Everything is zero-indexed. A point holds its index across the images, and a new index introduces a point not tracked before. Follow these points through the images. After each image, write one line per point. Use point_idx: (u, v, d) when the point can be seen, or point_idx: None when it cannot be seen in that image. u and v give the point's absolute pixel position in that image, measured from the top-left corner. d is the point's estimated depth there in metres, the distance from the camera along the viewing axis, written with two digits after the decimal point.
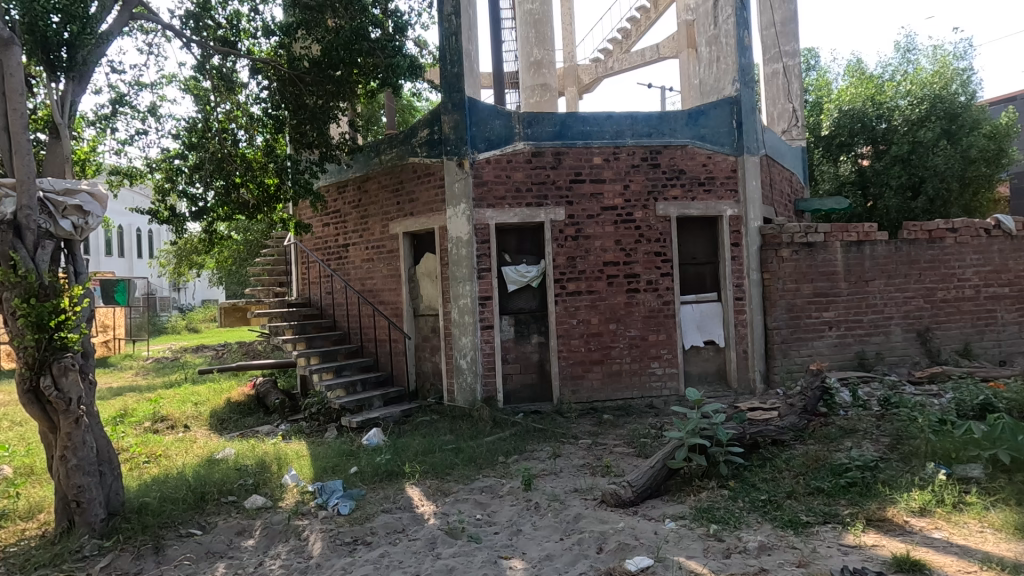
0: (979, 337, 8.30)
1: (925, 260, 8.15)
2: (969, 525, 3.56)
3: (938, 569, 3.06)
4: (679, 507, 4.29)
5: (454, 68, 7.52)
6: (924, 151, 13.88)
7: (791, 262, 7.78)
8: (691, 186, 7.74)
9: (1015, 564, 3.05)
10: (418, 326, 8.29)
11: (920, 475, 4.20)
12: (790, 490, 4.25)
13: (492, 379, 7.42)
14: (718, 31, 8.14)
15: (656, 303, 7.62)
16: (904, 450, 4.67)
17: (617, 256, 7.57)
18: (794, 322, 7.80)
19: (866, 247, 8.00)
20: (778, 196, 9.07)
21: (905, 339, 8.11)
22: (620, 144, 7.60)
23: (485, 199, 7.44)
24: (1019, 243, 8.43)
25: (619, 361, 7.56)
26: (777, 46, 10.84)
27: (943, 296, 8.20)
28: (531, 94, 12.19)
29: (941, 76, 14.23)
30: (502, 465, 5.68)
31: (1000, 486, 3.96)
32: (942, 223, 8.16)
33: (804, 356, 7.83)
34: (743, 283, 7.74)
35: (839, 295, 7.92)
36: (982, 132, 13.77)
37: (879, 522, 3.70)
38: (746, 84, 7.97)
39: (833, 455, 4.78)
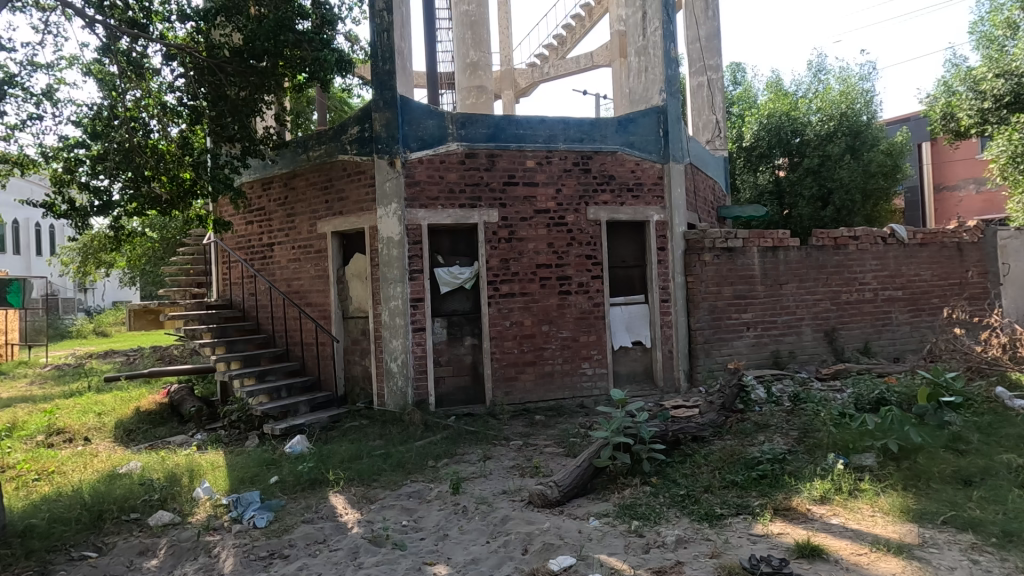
0: (877, 336, 9.04)
1: (832, 265, 8.79)
2: (862, 510, 3.83)
3: (835, 553, 3.28)
4: (604, 505, 4.38)
5: (386, 65, 7.36)
6: (832, 164, 15.04)
7: (713, 266, 8.18)
8: (620, 191, 7.96)
9: (900, 544, 3.30)
10: (347, 328, 8.04)
11: (822, 466, 4.51)
12: (707, 484, 4.44)
13: (423, 382, 7.30)
14: (646, 42, 8.44)
15: (587, 305, 7.78)
16: (809, 442, 5.00)
17: (549, 259, 7.67)
18: (715, 323, 8.20)
19: (780, 252, 8.52)
20: (701, 203, 9.50)
21: (814, 339, 8.70)
22: (552, 148, 7.71)
23: (417, 199, 7.32)
24: (911, 251, 9.26)
25: (551, 362, 7.65)
26: (702, 60, 11.37)
27: (847, 298, 8.87)
28: (466, 95, 12.16)
29: (848, 95, 15.38)
30: (431, 469, 5.60)
31: (890, 472, 4.29)
32: (846, 231, 8.84)
33: (724, 355, 8.24)
34: (669, 285, 8.04)
35: (756, 297, 8.39)
36: (881, 148, 15.02)
37: (785, 511, 3.93)
38: (672, 95, 8.31)
39: (748, 449, 5.04)
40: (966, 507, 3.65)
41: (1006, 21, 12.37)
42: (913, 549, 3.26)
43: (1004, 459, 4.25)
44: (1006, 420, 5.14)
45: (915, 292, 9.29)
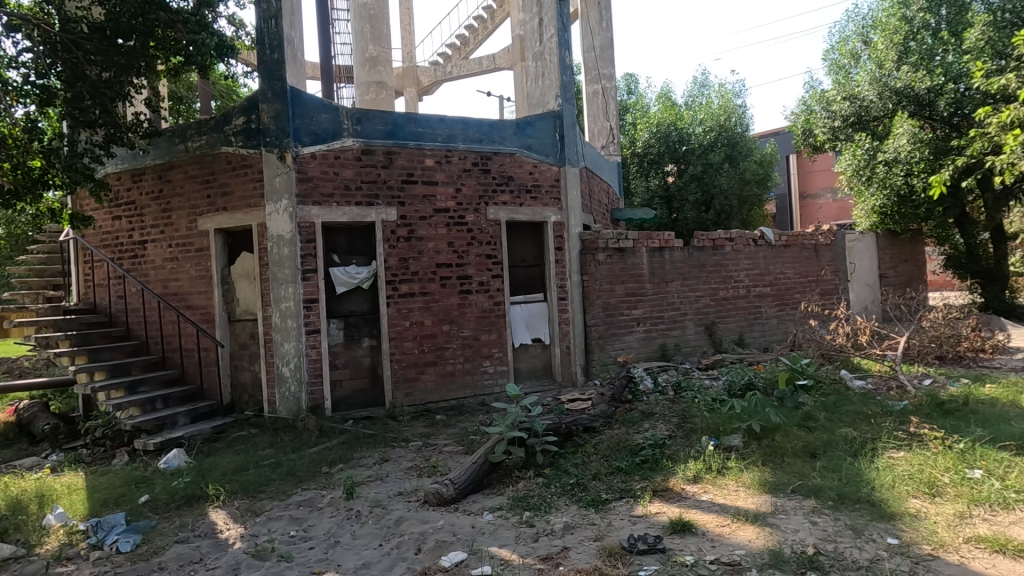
0: (750, 328, 9.98)
1: (711, 264, 9.59)
2: (728, 486, 4.23)
3: (702, 527, 3.60)
4: (498, 499, 4.48)
5: (273, 54, 6.96)
6: (713, 172, 16.37)
7: (607, 265, 8.60)
8: (519, 192, 8.13)
9: (757, 514, 3.69)
10: (233, 332, 7.51)
11: (695, 448, 4.91)
12: (595, 472, 4.68)
13: (319, 387, 7.01)
14: (543, 48, 8.70)
15: (488, 304, 7.86)
16: (686, 427, 5.44)
17: (450, 258, 7.67)
18: (609, 319, 8.63)
19: (666, 253, 9.15)
20: (596, 205, 9.97)
21: (697, 332, 9.44)
22: (452, 148, 7.72)
23: (310, 196, 7.01)
24: (777, 251, 10.32)
25: (453, 361, 7.66)
26: (597, 69, 11.93)
27: (724, 294, 9.71)
28: (366, 90, 11.78)
29: (726, 109, 16.81)
30: (325, 476, 5.40)
31: (753, 450, 4.76)
32: (723, 234, 9.67)
33: (617, 349, 8.70)
34: (566, 284, 8.34)
35: (645, 295, 8.95)
36: (754, 159, 16.61)
37: (663, 492, 4.24)
38: (567, 101, 8.64)
39: (633, 436, 5.38)
40: (810, 476, 4.15)
41: (850, 51, 14.26)
42: (766, 517, 3.65)
43: (843, 433, 4.85)
44: (847, 399, 5.89)
45: (780, 288, 10.36)
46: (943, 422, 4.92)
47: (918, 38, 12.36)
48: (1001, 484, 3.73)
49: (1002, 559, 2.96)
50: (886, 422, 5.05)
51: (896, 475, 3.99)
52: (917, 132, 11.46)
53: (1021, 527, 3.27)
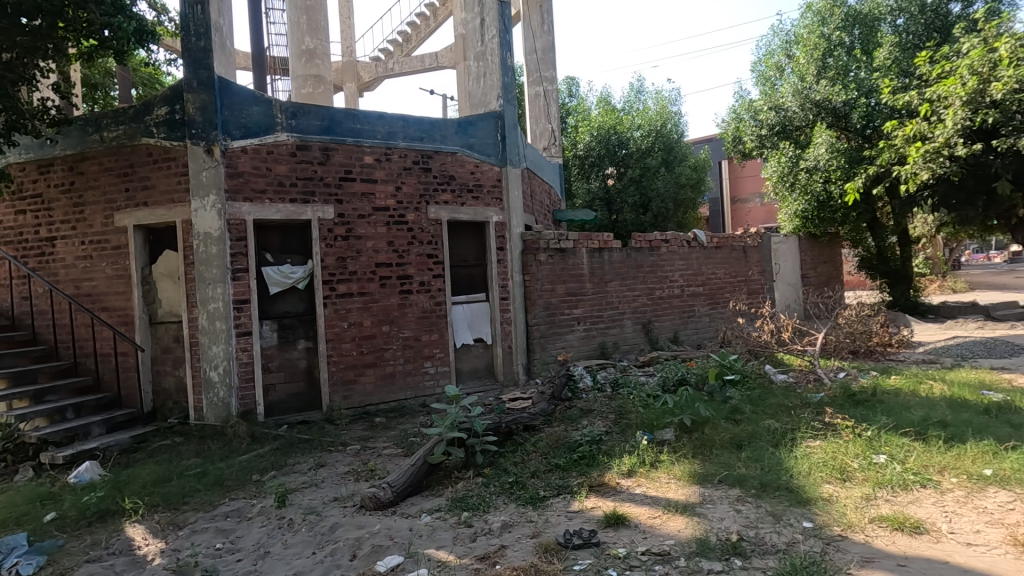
0: (684, 326, 10.38)
1: (647, 265, 9.90)
2: (661, 479, 4.38)
3: (635, 519, 3.72)
4: (437, 501, 4.45)
5: (200, 41, 6.59)
6: (650, 175, 16.92)
7: (548, 266, 8.70)
8: (461, 192, 8.09)
9: (686, 504, 3.84)
10: (155, 335, 7.06)
11: (630, 443, 5.06)
12: (534, 470, 4.73)
13: (250, 391, 6.70)
14: (484, 48, 8.71)
15: (429, 304, 7.78)
16: (623, 423, 5.60)
17: (390, 258, 7.53)
18: (550, 318, 8.74)
19: (605, 253, 9.36)
20: (538, 205, 10.08)
21: (634, 330, 9.71)
22: (391, 145, 7.58)
23: (240, 192, 6.70)
24: (709, 253, 10.80)
25: (393, 362, 7.52)
26: (539, 71, 12.07)
27: (660, 294, 10.05)
28: (302, 84, 11.39)
29: (662, 114, 17.43)
30: (256, 484, 5.17)
31: (684, 443, 4.95)
32: (659, 235, 10.00)
33: (558, 348, 8.82)
34: (508, 284, 8.37)
35: (585, 294, 9.12)
36: (688, 164, 17.31)
37: (599, 486, 4.34)
38: (509, 101, 8.68)
39: (571, 433, 5.48)
40: (736, 466, 4.37)
41: (775, 64, 15.09)
42: (694, 507, 3.81)
43: (766, 425, 5.13)
44: (770, 392, 6.24)
45: (712, 288, 10.84)
46: (853, 411, 5.30)
47: (834, 55, 13.22)
48: (902, 467, 4.06)
49: (901, 536, 3.22)
50: (804, 413, 5.39)
51: (813, 463, 4.26)
52: (834, 142, 12.46)
53: (917, 506, 3.57)
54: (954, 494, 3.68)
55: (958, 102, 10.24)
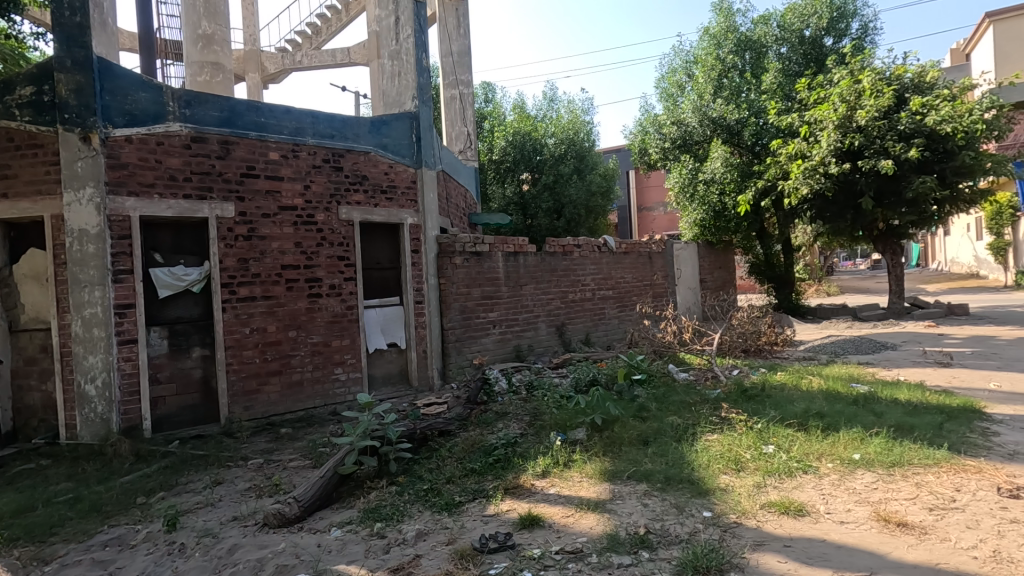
0: (595, 328, 10.75)
1: (561, 269, 10.15)
2: (573, 478, 4.49)
3: (549, 519, 3.78)
4: (348, 513, 4.28)
5: (74, 16, 5.92)
6: (563, 182, 17.40)
7: (463, 269, 8.66)
8: (374, 193, 7.85)
9: (597, 502, 3.97)
10: (17, 345, 6.21)
11: (544, 444, 5.15)
12: (449, 475, 4.68)
13: (134, 406, 6.07)
14: (399, 47, 8.53)
15: (339, 308, 7.46)
16: (537, 425, 5.70)
17: (297, 259, 7.14)
18: (465, 322, 8.69)
19: (520, 257, 9.48)
20: (453, 208, 10.02)
21: (548, 333, 9.90)
22: (299, 141, 7.22)
23: (124, 185, 6.08)
24: (618, 258, 11.30)
25: (300, 370, 7.13)
26: (455, 74, 12.04)
27: (572, 297, 10.35)
28: (198, 71, 10.55)
29: (575, 123, 17.99)
30: (141, 507, 4.69)
31: (595, 442, 5.11)
32: (571, 241, 10.31)
33: (473, 352, 8.80)
34: (423, 287, 8.23)
35: (500, 298, 9.17)
36: (598, 172, 18.01)
37: (513, 489, 4.37)
38: (424, 103, 8.56)
39: (487, 436, 5.49)
40: (643, 462, 4.57)
41: (676, 81, 16.01)
42: (605, 503, 3.94)
43: (670, 421, 5.43)
44: (673, 390, 6.62)
45: (621, 291, 11.33)
46: (746, 406, 5.73)
47: (728, 76, 14.31)
48: (787, 456, 4.46)
49: (786, 519, 3.52)
50: (703, 408, 5.76)
51: (711, 456, 4.55)
52: (728, 157, 13.54)
53: (800, 490, 3.92)
54: (830, 478, 4.09)
55: (831, 125, 11.55)
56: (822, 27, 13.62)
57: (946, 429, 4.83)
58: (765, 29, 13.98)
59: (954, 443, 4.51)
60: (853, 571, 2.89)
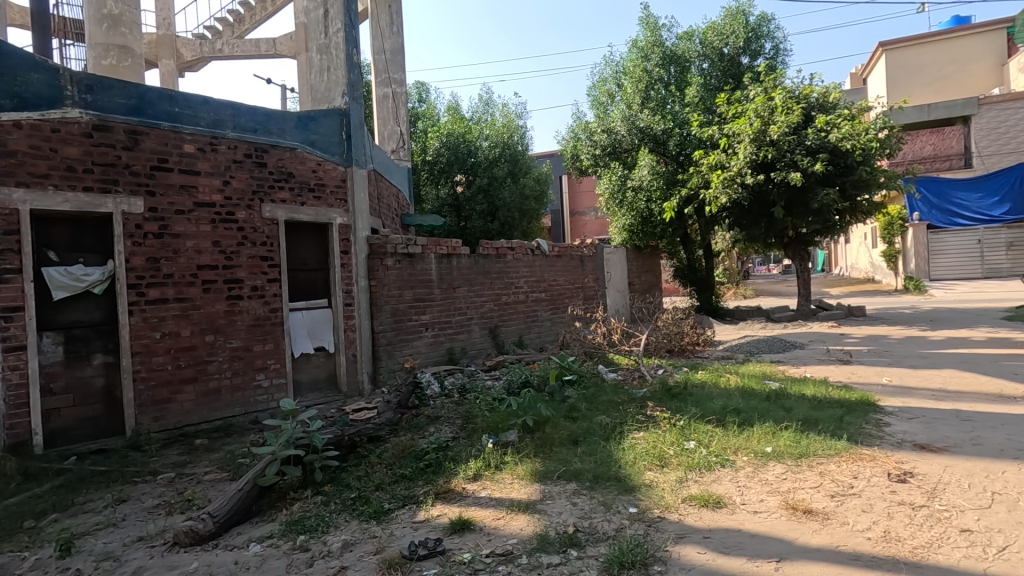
0: (528, 330, 10.85)
1: (494, 271, 10.17)
2: (504, 480, 4.51)
3: (480, 523, 3.77)
4: (268, 527, 4.07)
5: None
6: (497, 185, 17.47)
7: (395, 270, 8.47)
8: (300, 190, 7.53)
9: (528, 502, 4.00)
10: None
11: (476, 447, 5.14)
12: (378, 482, 4.56)
13: (23, 419, 5.48)
14: (328, 41, 8.26)
15: (262, 310, 7.09)
16: (469, 429, 5.68)
17: (215, 259, 6.73)
18: (397, 325, 8.50)
19: (454, 259, 9.41)
20: (385, 209, 9.79)
21: (481, 335, 9.89)
22: (218, 134, 6.81)
23: (12, 175, 5.49)
24: (550, 261, 11.48)
25: (218, 377, 6.70)
26: (387, 72, 11.80)
27: (506, 299, 10.39)
28: (103, 53, 9.68)
29: (509, 127, 18.10)
30: (29, 532, 4.24)
31: (526, 443, 5.15)
32: (505, 243, 10.36)
33: (405, 355, 8.62)
34: (352, 289, 7.99)
35: (433, 300, 9.04)
36: (532, 176, 18.22)
37: (444, 493, 4.32)
38: (355, 100, 8.31)
39: (417, 441, 5.40)
40: (573, 462, 4.66)
41: (607, 90, 16.46)
42: (535, 504, 3.98)
43: (599, 420, 5.57)
44: (602, 390, 6.79)
45: (553, 294, 11.51)
46: (670, 404, 5.98)
47: (654, 88, 14.92)
48: (707, 450, 4.69)
49: (705, 511, 3.70)
50: (630, 407, 5.96)
51: (637, 453, 4.72)
52: (655, 166, 14.07)
53: (718, 483, 4.14)
54: (745, 470, 4.34)
55: (747, 138, 12.31)
56: (739, 46, 14.49)
57: (846, 421, 5.26)
58: (689, 45, 14.69)
59: (852, 434, 4.91)
60: (765, 558, 3.08)
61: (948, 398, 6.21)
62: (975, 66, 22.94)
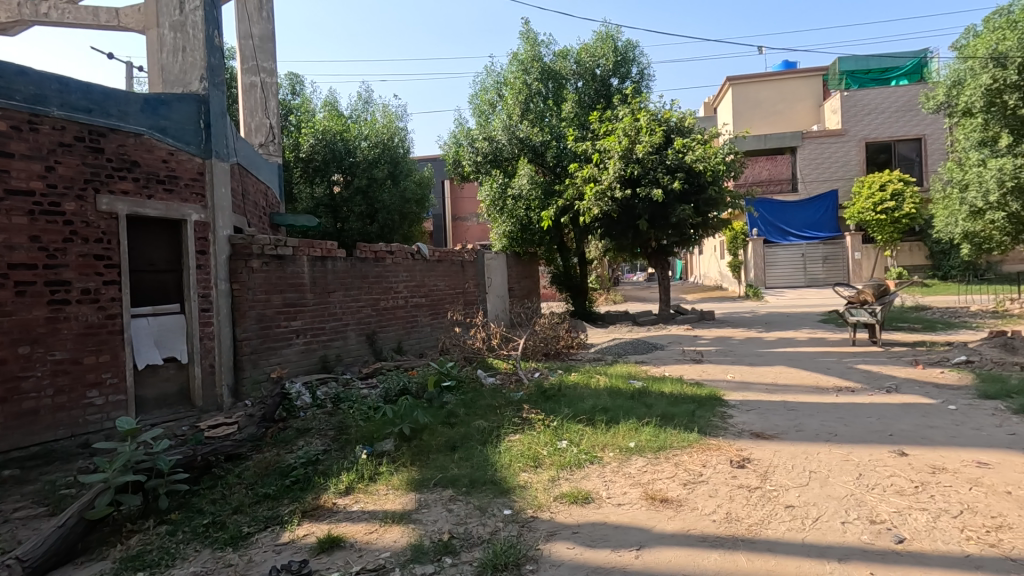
0: (407, 336, 10.63)
1: (372, 276, 9.83)
2: (378, 491, 4.35)
3: (351, 538, 3.60)
4: (97, 567, 3.55)
5: None
6: (377, 186, 17.00)
7: (261, 273, 7.81)
8: (147, 182, 6.69)
9: (403, 513, 3.90)
10: None
11: (349, 459, 4.91)
12: (236, 504, 4.17)
13: None
14: (184, 18, 7.50)
15: (95, 317, 6.18)
16: (342, 440, 5.43)
17: (33, 258, 5.76)
18: (263, 332, 7.82)
19: (328, 262, 8.93)
20: (251, 207, 9.03)
21: (358, 341, 9.48)
22: (40, 112, 5.84)
23: None
24: (430, 266, 11.37)
25: (35, 396, 5.71)
26: (255, 59, 10.93)
27: (384, 304, 10.09)
28: None
29: (390, 127, 17.48)
30: None
31: (403, 453, 5.02)
32: (384, 247, 10.07)
33: (272, 365, 7.95)
34: (210, 292, 7.24)
35: (305, 305, 8.48)
36: (414, 179, 17.91)
37: (312, 511, 4.06)
38: (215, 86, 7.59)
39: (284, 457, 5.04)
40: (450, 468, 4.63)
41: (488, 100, 16.72)
42: (410, 514, 3.89)
43: (476, 425, 5.60)
44: (480, 395, 6.85)
45: (434, 299, 11.41)
46: (544, 405, 6.20)
47: (534, 101, 15.47)
48: (578, 449, 4.93)
49: (575, 507, 3.87)
50: (507, 411, 6.07)
51: (513, 455, 4.82)
52: (533, 176, 14.57)
53: (587, 479, 4.36)
54: (611, 466, 4.62)
55: (616, 155, 13.23)
56: (609, 69, 15.52)
57: (697, 415, 5.83)
58: (564, 63, 15.45)
59: (702, 426, 5.44)
60: (627, 547, 3.29)
61: (778, 391, 7.13)
62: (800, 105, 26.83)
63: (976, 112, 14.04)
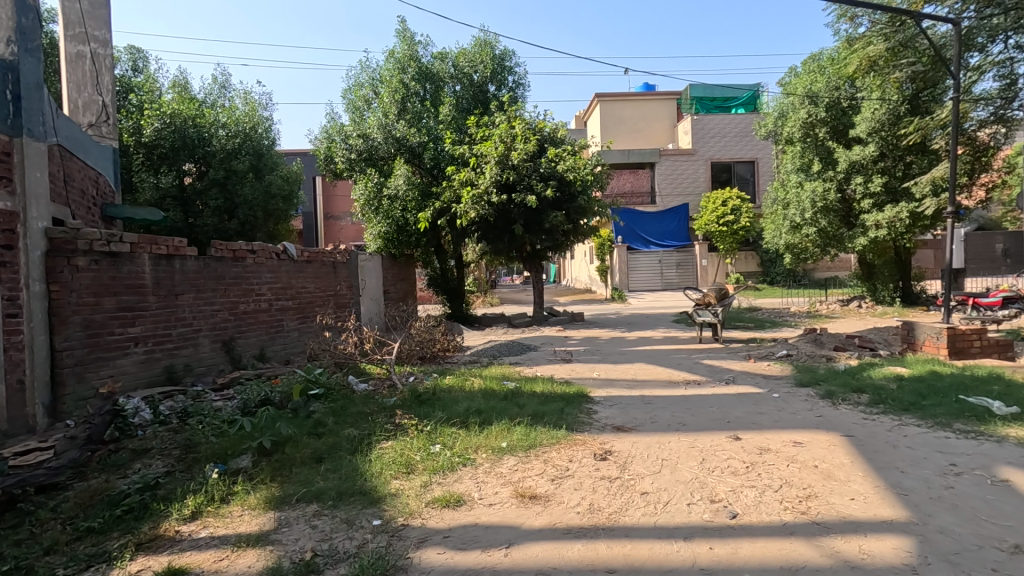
0: (271, 342, 9.87)
1: (229, 277, 8.97)
2: (231, 513, 3.97)
3: (196, 569, 3.23)
4: None
5: None
6: (236, 180, 15.60)
7: (89, 273, 6.73)
8: None
9: (259, 535, 3.60)
10: None
11: (197, 480, 4.42)
12: (49, 544, 3.56)
13: None
14: None
15: None
16: (189, 459, 4.87)
17: None
18: (91, 340, 6.75)
19: (176, 261, 7.99)
20: (76, 195, 7.79)
21: (212, 349, 8.59)
22: None
23: None
24: (298, 267, 10.67)
25: None
26: (84, 26, 9.43)
27: (244, 308, 9.27)
28: None
29: (251, 116, 16.16)
30: None
31: (261, 469, 4.63)
32: (244, 245, 9.24)
33: (103, 378, 6.90)
34: (19, 295, 6.07)
35: (146, 309, 7.48)
36: (280, 173, 16.62)
37: (149, 543, 3.58)
38: (28, 52, 6.47)
39: (115, 483, 4.40)
40: (315, 481, 4.36)
41: (362, 96, 16.13)
42: (268, 535, 3.59)
43: (346, 434, 5.35)
44: (351, 402, 6.55)
45: (301, 302, 10.72)
46: (418, 410, 6.11)
47: (410, 101, 15.24)
48: (451, 452, 4.91)
49: (447, 511, 3.86)
50: (379, 417, 5.87)
51: (384, 463, 4.67)
52: (410, 176, 14.32)
53: (459, 482, 4.36)
54: (483, 467, 4.67)
55: (493, 160, 13.49)
56: (486, 76, 15.77)
57: (565, 412, 6.10)
58: (442, 66, 15.44)
59: (569, 423, 5.71)
60: (496, 546, 3.34)
61: (637, 386, 7.72)
62: (658, 125, 29.46)
63: (795, 142, 16.33)
